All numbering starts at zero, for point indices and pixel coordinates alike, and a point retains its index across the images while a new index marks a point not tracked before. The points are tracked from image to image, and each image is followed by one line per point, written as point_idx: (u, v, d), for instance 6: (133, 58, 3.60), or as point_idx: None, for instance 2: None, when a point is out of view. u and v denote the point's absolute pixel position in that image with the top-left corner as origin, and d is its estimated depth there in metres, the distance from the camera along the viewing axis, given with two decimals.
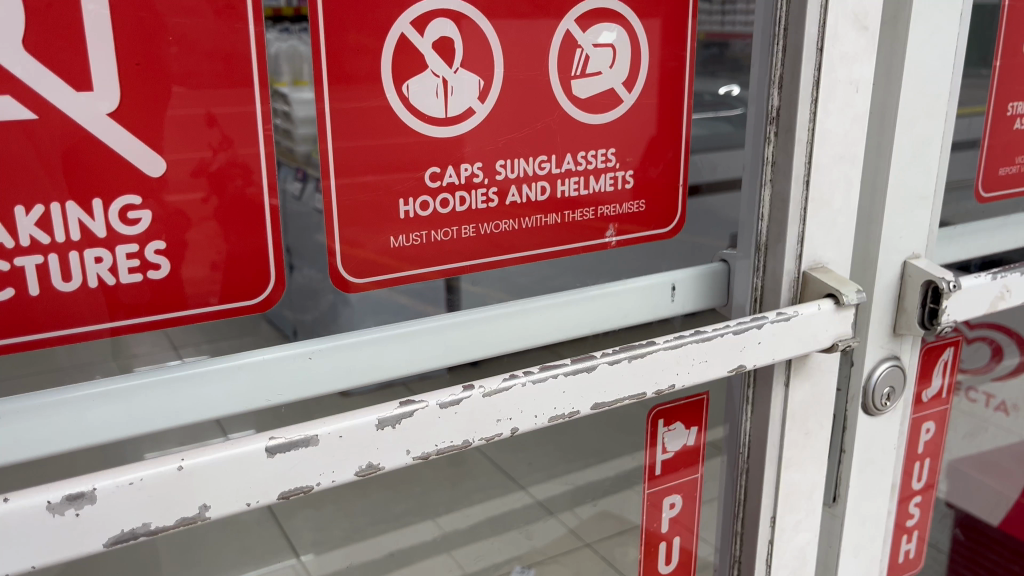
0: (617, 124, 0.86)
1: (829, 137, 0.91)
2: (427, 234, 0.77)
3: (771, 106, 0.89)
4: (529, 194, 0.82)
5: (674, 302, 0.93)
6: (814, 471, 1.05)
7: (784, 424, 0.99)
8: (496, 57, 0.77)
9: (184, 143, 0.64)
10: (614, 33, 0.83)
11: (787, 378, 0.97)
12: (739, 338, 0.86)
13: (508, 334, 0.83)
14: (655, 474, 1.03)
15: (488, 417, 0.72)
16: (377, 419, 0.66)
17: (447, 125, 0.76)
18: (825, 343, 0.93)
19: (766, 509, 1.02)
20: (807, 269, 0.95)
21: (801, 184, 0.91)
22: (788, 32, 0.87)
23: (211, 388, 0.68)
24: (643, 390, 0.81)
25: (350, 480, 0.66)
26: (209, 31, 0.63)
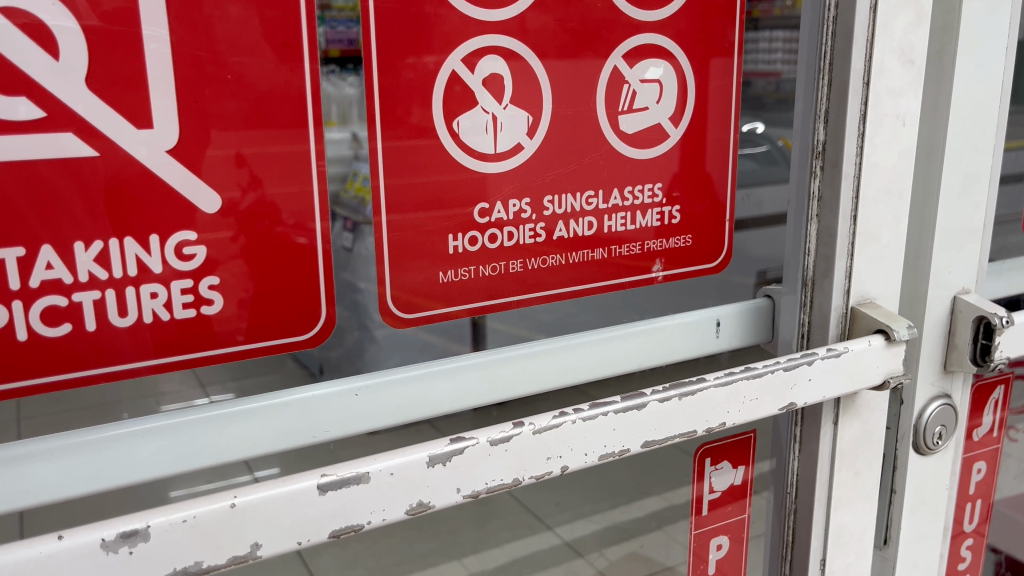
0: (663, 158, 0.86)
1: (877, 172, 0.90)
2: (474, 269, 0.77)
3: (817, 141, 0.89)
4: (576, 229, 0.82)
5: (719, 337, 0.92)
6: (864, 513, 1.02)
7: (833, 463, 0.97)
8: (545, 94, 0.77)
9: (227, 176, 0.63)
10: (661, 68, 0.83)
11: (835, 417, 0.95)
12: (790, 375, 0.85)
13: (554, 370, 0.82)
14: (701, 513, 0.98)
15: (538, 456, 0.70)
16: (427, 457, 0.65)
17: (494, 161, 0.76)
18: (875, 381, 0.92)
19: (815, 552, 0.99)
20: (855, 304, 0.93)
21: (848, 220, 0.90)
22: (834, 66, 0.87)
23: (260, 425, 0.68)
24: (693, 428, 0.79)
25: (400, 518, 0.65)
26: (265, 69, 0.63)
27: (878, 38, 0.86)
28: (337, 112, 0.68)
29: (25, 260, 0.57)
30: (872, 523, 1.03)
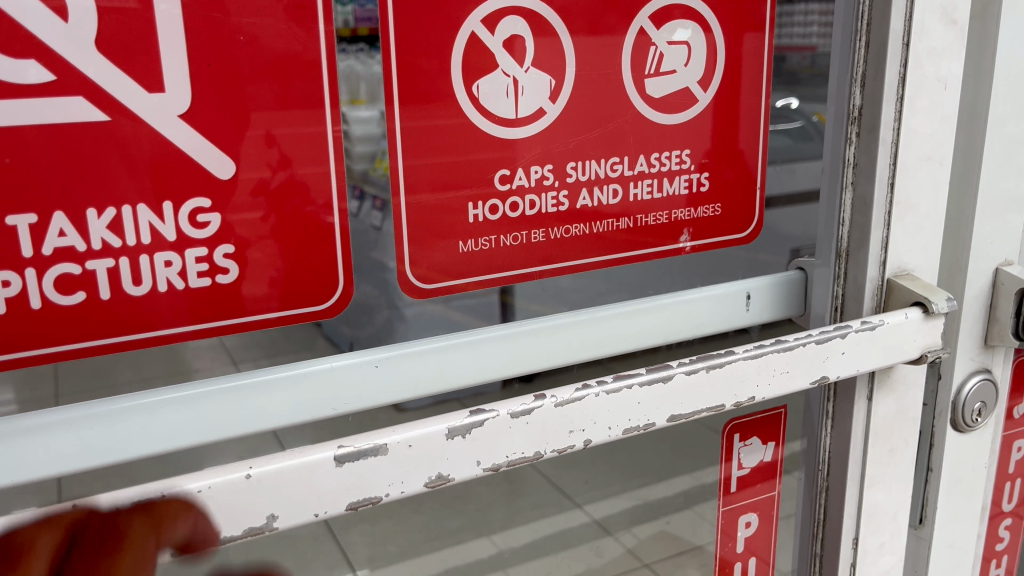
0: (691, 125, 0.83)
1: (915, 139, 0.87)
2: (495, 238, 0.75)
3: (853, 105, 0.85)
4: (600, 198, 0.79)
5: (750, 310, 0.90)
6: (899, 491, 0.99)
7: (867, 440, 0.94)
8: (568, 57, 0.75)
9: (256, 152, 0.62)
10: (688, 30, 0.81)
11: (869, 392, 0.92)
12: (822, 348, 0.82)
13: (577, 343, 0.80)
14: (729, 491, 0.98)
15: (560, 429, 0.69)
16: (446, 428, 0.64)
17: (515, 127, 0.74)
18: (913, 355, 0.88)
19: (847, 531, 0.97)
20: (891, 277, 0.90)
21: (884, 188, 0.87)
22: (871, 27, 0.83)
23: (278, 396, 0.66)
24: (721, 402, 0.77)
25: (419, 491, 0.64)
26: (279, 32, 0.61)
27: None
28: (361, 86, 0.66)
29: (37, 226, 0.56)
30: (907, 501, 1.01)
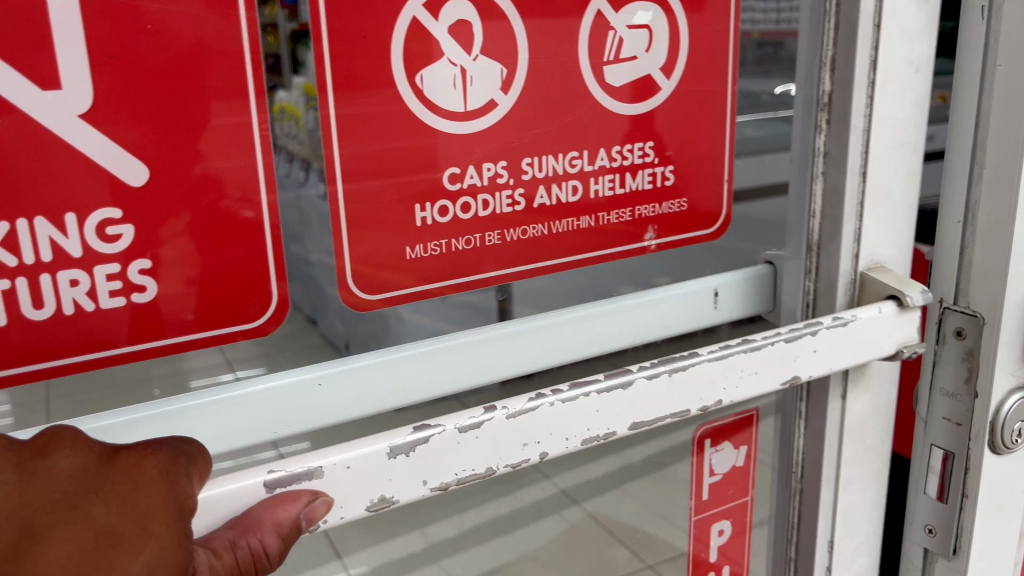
0: (654, 114, 0.77)
1: (887, 123, 0.83)
2: (446, 243, 0.69)
3: (823, 92, 0.82)
4: (559, 195, 0.74)
5: (718, 309, 0.85)
6: (874, 491, 0.95)
7: (841, 441, 0.90)
8: (520, 44, 0.69)
9: (187, 153, 0.56)
10: (650, 13, 0.75)
11: (844, 391, 0.88)
12: (792, 346, 0.77)
13: (538, 351, 0.75)
14: (702, 498, 0.93)
15: (513, 442, 0.63)
16: (388, 447, 0.58)
17: (464, 121, 0.68)
18: (889, 351, 0.85)
19: (823, 535, 0.93)
20: (863, 270, 0.86)
21: (856, 177, 0.83)
22: (841, 8, 0.79)
23: (205, 422, 0.60)
24: (686, 407, 0.72)
25: (360, 516, 0.58)
26: (193, 18, 0.54)
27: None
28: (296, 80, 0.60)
29: None
30: (883, 502, 0.97)
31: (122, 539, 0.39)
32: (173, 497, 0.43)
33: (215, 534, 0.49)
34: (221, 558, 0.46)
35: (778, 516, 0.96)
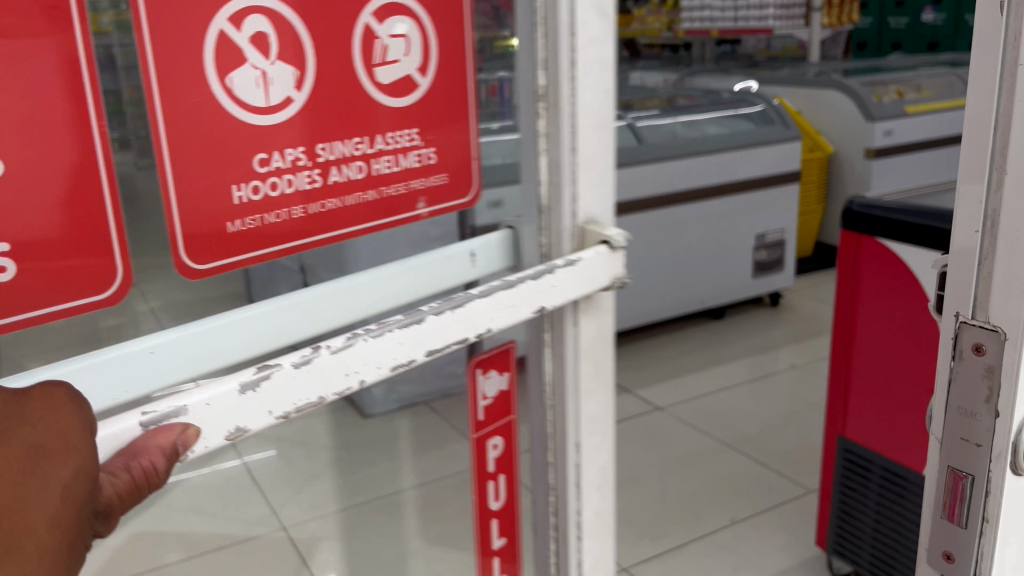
0: (415, 106, 1.03)
1: (587, 110, 1.12)
2: (260, 217, 0.91)
3: (540, 84, 1.11)
4: (348, 174, 0.97)
5: (475, 264, 1.15)
6: (606, 402, 1.27)
7: (576, 361, 1.21)
8: (307, 52, 0.91)
9: (55, 153, 0.75)
10: (405, 24, 1.00)
11: (575, 318, 1.19)
12: (537, 283, 1.07)
13: (327, 309, 0.97)
14: (478, 418, 1.20)
15: (337, 373, 0.87)
16: (238, 385, 0.79)
17: (268, 114, 0.90)
18: (605, 282, 1.17)
19: (569, 437, 1.23)
20: (579, 223, 1.16)
21: (569, 152, 1.13)
22: (546, 19, 1.08)
23: (88, 378, 0.78)
24: (465, 335, 0.99)
25: (221, 445, 0.79)
26: (33, 53, 0.72)
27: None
28: (128, 95, 0.80)
29: None
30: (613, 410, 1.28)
31: (51, 452, 0.53)
32: (44, 453, 0.52)
33: (108, 461, 0.67)
34: (116, 477, 0.65)
35: (536, 424, 1.25)
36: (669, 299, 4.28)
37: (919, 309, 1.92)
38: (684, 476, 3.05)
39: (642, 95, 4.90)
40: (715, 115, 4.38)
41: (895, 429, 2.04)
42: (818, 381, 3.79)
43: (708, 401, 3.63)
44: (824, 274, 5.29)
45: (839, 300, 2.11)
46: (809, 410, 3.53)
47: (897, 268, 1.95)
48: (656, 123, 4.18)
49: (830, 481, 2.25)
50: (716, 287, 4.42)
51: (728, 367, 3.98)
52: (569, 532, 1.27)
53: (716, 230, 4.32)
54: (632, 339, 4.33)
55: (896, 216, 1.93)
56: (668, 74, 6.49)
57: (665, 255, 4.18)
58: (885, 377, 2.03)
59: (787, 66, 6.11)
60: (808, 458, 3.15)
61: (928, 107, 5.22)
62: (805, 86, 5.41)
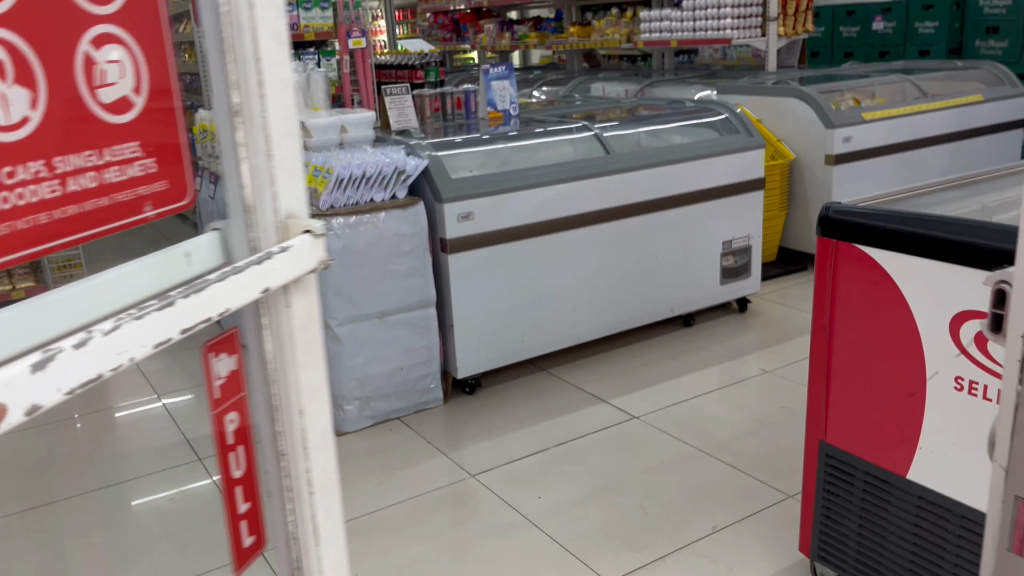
0: (139, 120, 0.90)
1: (280, 119, 1.08)
2: (9, 226, 0.77)
3: (233, 103, 1.04)
4: (81, 184, 0.84)
5: (189, 266, 1.00)
6: (324, 379, 1.18)
7: (292, 339, 1.12)
8: (35, 68, 0.78)
9: None
10: (119, 51, 0.87)
11: (288, 299, 1.10)
12: (260, 268, 1.02)
13: (79, 309, 0.86)
14: (214, 395, 1.07)
15: (110, 352, 0.84)
16: (28, 365, 0.77)
17: (8, 131, 0.76)
18: (313, 266, 1.12)
19: (294, 406, 1.15)
20: (283, 217, 1.09)
21: (263, 158, 1.07)
22: (234, 44, 1.02)
23: None
24: (209, 316, 0.95)
25: (19, 422, 0.77)
26: None
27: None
28: None
29: None
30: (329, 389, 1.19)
31: None
32: None
33: None
34: None
35: (259, 400, 1.14)
36: (640, 308, 4.29)
37: (900, 313, 1.93)
38: (662, 484, 3.05)
39: (606, 106, 4.90)
40: (679, 125, 4.40)
41: (877, 432, 2.05)
42: (788, 385, 3.82)
43: (682, 408, 3.64)
44: (790, 279, 5.35)
45: (817, 307, 2.13)
46: (781, 414, 3.55)
47: (876, 274, 1.97)
48: (623, 133, 4.19)
49: (813, 484, 2.26)
50: (685, 295, 4.44)
51: (700, 374, 3.99)
52: (302, 489, 1.17)
53: (684, 238, 4.35)
54: (604, 349, 4.33)
55: (871, 221, 1.96)
56: (630, 86, 6.51)
57: (634, 265, 4.19)
58: (866, 381, 2.05)
59: (746, 76, 6.18)
60: (782, 461, 3.17)
61: (885, 114, 5.31)
62: (765, 94, 5.47)
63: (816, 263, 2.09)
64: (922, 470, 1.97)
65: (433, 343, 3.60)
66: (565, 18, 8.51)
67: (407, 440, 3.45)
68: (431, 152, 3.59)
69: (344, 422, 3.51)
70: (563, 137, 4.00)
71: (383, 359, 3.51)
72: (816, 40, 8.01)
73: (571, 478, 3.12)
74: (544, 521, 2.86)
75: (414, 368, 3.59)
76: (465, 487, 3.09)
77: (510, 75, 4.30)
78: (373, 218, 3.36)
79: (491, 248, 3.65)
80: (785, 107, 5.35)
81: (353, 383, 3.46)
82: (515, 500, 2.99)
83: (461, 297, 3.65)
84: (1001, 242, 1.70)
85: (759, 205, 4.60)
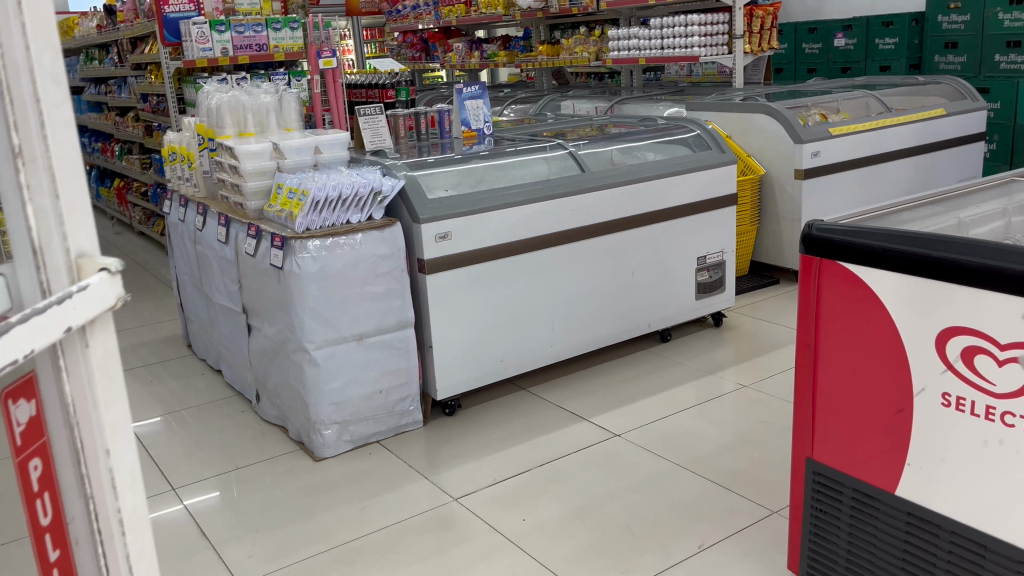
0: None
1: (63, 159, 1.06)
2: None
3: (14, 144, 1.02)
4: None
5: None
6: (123, 418, 1.17)
7: (90, 378, 1.11)
8: None
9: None
10: None
11: (86, 340, 1.09)
12: (62, 307, 1.01)
13: None
14: (17, 443, 1.04)
15: None
16: None
17: None
18: (111, 303, 1.11)
19: (98, 446, 1.13)
20: (74, 258, 1.08)
21: (51, 196, 1.05)
22: (10, 87, 1.01)
23: None
24: (16, 355, 0.93)
25: None
26: None
27: (24, 34, 1.01)
28: None
29: None
30: (128, 426, 1.17)
31: None
32: None
33: None
34: None
35: (62, 444, 1.11)
36: (617, 325, 4.28)
37: (885, 329, 1.95)
38: (645, 502, 3.03)
39: (577, 124, 4.91)
40: (651, 142, 4.43)
41: (863, 447, 2.06)
42: (767, 399, 3.83)
43: (662, 425, 3.63)
44: (764, 293, 5.39)
45: (802, 324, 2.15)
46: (760, 427, 3.56)
47: (859, 291, 1.98)
48: (596, 150, 4.20)
49: (801, 499, 2.27)
50: (661, 311, 4.45)
51: (678, 390, 3.99)
52: (112, 531, 1.16)
53: (659, 254, 4.36)
54: (582, 367, 4.32)
55: (854, 239, 1.97)
56: (600, 103, 6.54)
57: (610, 282, 4.19)
58: (852, 396, 2.06)
59: (714, 93, 6.24)
60: (764, 476, 3.17)
61: (851, 128, 5.39)
62: (734, 111, 5.52)
63: (801, 281, 2.11)
64: (910, 486, 1.97)
65: (411, 365, 3.57)
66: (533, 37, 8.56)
67: (387, 464, 3.41)
68: (407, 172, 3.58)
69: (322, 447, 3.45)
70: (536, 155, 3.99)
71: (360, 383, 3.46)
72: (779, 56, 8.13)
73: (554, 498, 3.09)
74: (528, 543, 2.83)
75: (393, 391, 3.55)
76: (447, 511, 3.05)
77: (484, 94, 4.30)
78: (349, 240, 3.33)
79: (468, 267, 3.63)
80: (754, 123, 5.40)
81: (331, 407, 3.41)
82: (498, 523, 2.95)
83: (439, 318, 3.61)
84: (986, 259, 1.72)
85: (731, 221, 4.64)
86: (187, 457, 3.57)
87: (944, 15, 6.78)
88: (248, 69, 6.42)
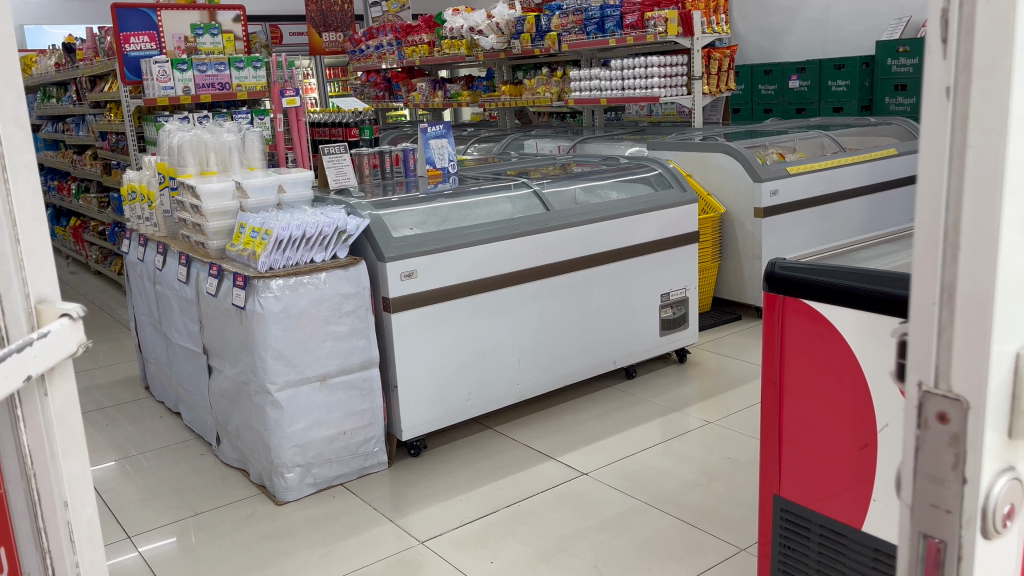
0: None
1: (22, 203, 1.04)
2: None
3: None
4: None
5: None
6: (81, 463, 1.13)
7: (50, 427, 1.07)
8: None
9: None
10: None
11: (44, 388, 1.05)
12: (21, 356, 0.97)
13: None
14: None
15: None
16: None
17: None
18: (72, 350, 1.07)
19: (56, 496, 1.09)
20: (33, 303, 1.05)
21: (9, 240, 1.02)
22: None
23: None
24: None
25: None
26: None
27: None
28: None
29: None
30: (86, 472, 1.14)
31: None
32: None
33: None
34: None
35: (17, 498, 1.07)
36: (582, 362, 4.28)
37: (849, 365, 1.97)
38: (613, 542, 3.01)
39: (541, 163, 4.93)
40: (613, 181, 4.48)
41: (829, 483, 2.07)
42: (731, 436, 3.84)
43: (628, 463, 3.62)
44: (727, 329, 5.43)
45: (767, 360, 2.17)
46: (726, 464, 3.57)
47: (822, 327, 2.00)
48: (560, 189, 4.24)
49: (769, 533, 2.27)
50: (626, 347, 4.46)
51: (644, 427, 3.99)
52: None
53: (622, 291, 4.38)
54: (548, 405, 4.30)
55: (816, 276, 2.01)
56: (562, 142, 6.62)
57: (574, 320, 4.20)
58: (818, 433, 2.07)
59: (674, 132, 6.35)
60: (731, 513, 3.16)
61: (807, 168, 5.50)
62: (694, 150, 5.62)
63: (764, 318, 2.13)
64: (876, 521, 1.98)
65: (376, 405, 3.52)
66: (496, 77, 8.65)
67: (351, 507, 3.34)
68: (372, 211, 3.56)
69: (284, 490, 3.38)
70: (500, 194, 4.01)
71: (323, 425, 3.40)
72: (737, 97, 8.32)
73: (521, 539, 3.05)
74: None
75: (356, 433, 3.49)
76: (412, 555, 2.99)
77: (448, 133, 4.32)
78: (313, 278, 3.29)
79: (432, 306, 3.61)
80: (714, 162, 5.50)
81: (293, 450, 3.34)
82: (465, 566, 2.90)
83: (404, 357, 3.58)
84: None
85: (693, 258, 4.69)
86: (144, 503, 3.47)
87: (893, 57, 7.00)
88: (209, 108, 6.40)
